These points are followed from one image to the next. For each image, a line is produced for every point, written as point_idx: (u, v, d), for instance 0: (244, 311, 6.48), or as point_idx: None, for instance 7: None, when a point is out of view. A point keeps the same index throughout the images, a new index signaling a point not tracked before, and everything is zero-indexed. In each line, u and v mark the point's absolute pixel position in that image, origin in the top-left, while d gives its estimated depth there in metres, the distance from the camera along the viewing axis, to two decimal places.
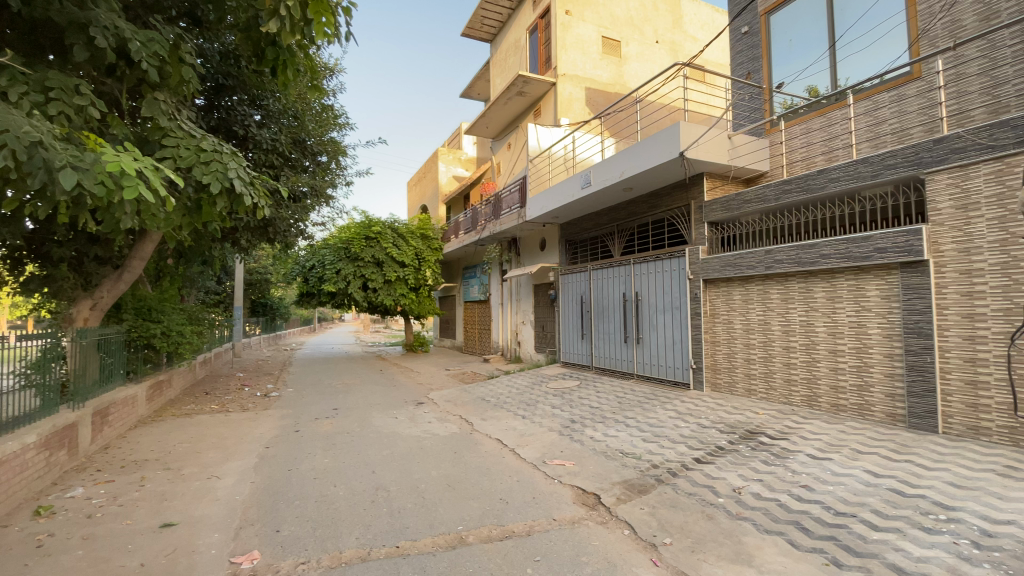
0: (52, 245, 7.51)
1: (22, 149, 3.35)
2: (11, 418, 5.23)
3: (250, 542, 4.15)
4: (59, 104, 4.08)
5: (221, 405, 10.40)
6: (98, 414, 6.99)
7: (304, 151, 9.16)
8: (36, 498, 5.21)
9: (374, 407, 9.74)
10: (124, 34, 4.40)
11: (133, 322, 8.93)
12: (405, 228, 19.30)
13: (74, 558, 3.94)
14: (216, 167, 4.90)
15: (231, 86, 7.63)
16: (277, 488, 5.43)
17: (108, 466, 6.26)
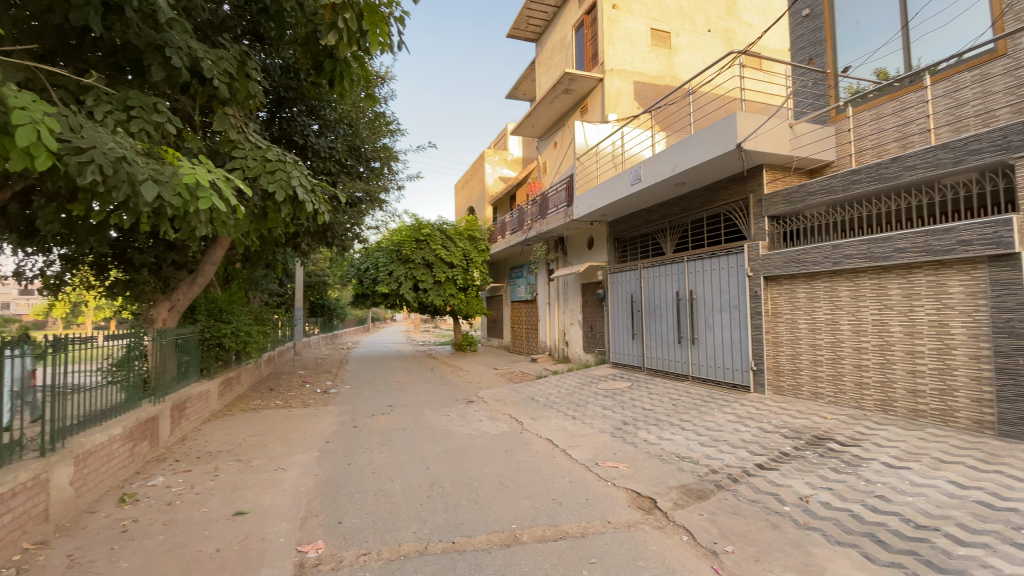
0: (135, 252, 8.20)
1: (109, 164, 3.65)
2: (98, 412, 5.72)
3: (314, 532, 4.35)
4: (140, 121, 4.43)
5: (285, 400, 10.98)
6: (176, 408, 7.55)
7: (359, 157, 9.51)
8: (121, 486, 5.70)
9: (427, 405, 9.96)
10: (196, 54, 4.71)
11: (206, 323, 9.61)
12: (453, 229, 19.65)
13: (156, 542, 4.27)
14: (280, 176, 5.19)
15: (291, 98, 8.04)
16: (339, 481, 5.67)
17: (186, 457, 6.75)
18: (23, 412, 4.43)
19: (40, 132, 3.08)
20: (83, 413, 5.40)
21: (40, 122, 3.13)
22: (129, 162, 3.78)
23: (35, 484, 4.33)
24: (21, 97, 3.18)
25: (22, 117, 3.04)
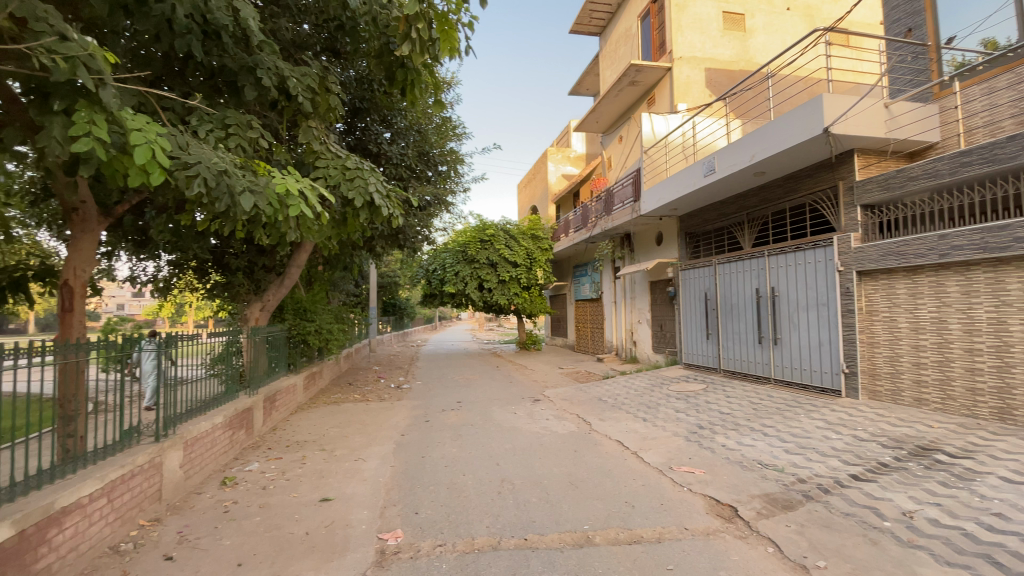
0: (231, 257, 9.03)
1: (212, 177, 4.03)
2: (202, 402, 6.34)
3: (393, 521, 4.56)
4: (237, 137, 4.85)
5: (362, 394, 11.61)
6: (267, 399, 8.20)
7: (428, 162, 9.83)
8: (222, 469, 6.29)
9: (495, 402, 10.13)
10: (283, 72, 5.08)
11: (293, 322, 10.38)
12: (517, 229, 19.81)
13: (254, 523, 4.67)
14: (358, 183, 5.52)
15: (366, 109, 8.49)
16: (414, 473, 5.90)
17: (276, 445, 7.33)
18: (141, 402, 5.01)
19: (155, 151, 3.46)
20: (189, 403, 6.01)
21: (155, 143, 3.52)
22: (229, 176, 4.16)
23: (151, 466, 4.88)
24: (140, 121, 3.58)
25: (141, 139, 3.42)
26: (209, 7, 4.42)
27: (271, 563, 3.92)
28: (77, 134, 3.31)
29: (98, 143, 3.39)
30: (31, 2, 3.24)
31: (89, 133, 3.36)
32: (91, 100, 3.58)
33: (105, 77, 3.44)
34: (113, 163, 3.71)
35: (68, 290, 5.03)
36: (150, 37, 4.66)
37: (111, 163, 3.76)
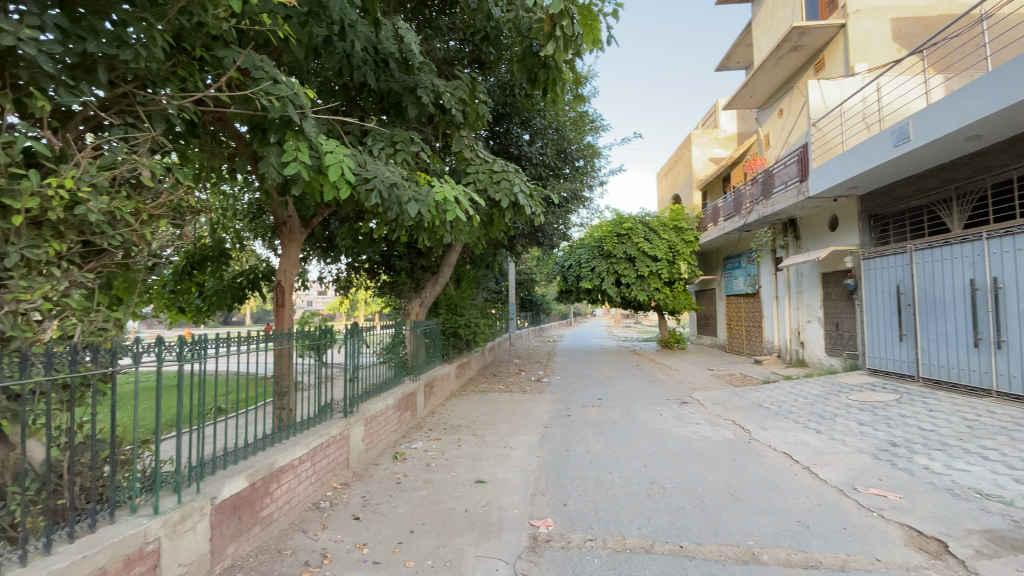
0: (396, 259, 10.20)
1: (385, 189, 4.57)
2: (377, 385, 7.28)
3: (543, 509, 4.71)
4: (403, 151, 5.44)
5: (507, 386, 12.20)
6: (427, 385, 9.11)
7: (566, 159, 9.93)
8: (394, 445, 7.16)
9: (638, 401, 9.84)
10: (439, 89, 5.55)
11: (446, 316, 11.35)
12: (657, 221, 18.97)
13: (421, 496, 5.23)
14: (505, 185, 5.83)
15: (508, 113, 8.87)
16: (561, 465, 6.03)
17: (436, 427, 8.11)
18: (332, 383, 5.93)
19: (343, 168, 4.05)
20: (368, 386, 6.95)
21: (342, 161, 4.12)
22: (397, 187, 4.69)
23: (341, 437, 5.76)
24: (331, 144, 4.23)
25: (333, 159, 4.04)
26: (379, 39, 5.02)
27: (436, 534, 4.34)
28: (288, 159, 4.03)
29: (302, 166, 4.09)
30: (252, 55, 3.99)
31: (296, 158, 4.07)
32: (296, 131, 4.33)
33: (306, 110, 4.13)
34: (312, 182, 4.44)
35: (281, 288, 6.15)
36: (334, 73, 5.45)
37: (310, 183, 4.51)
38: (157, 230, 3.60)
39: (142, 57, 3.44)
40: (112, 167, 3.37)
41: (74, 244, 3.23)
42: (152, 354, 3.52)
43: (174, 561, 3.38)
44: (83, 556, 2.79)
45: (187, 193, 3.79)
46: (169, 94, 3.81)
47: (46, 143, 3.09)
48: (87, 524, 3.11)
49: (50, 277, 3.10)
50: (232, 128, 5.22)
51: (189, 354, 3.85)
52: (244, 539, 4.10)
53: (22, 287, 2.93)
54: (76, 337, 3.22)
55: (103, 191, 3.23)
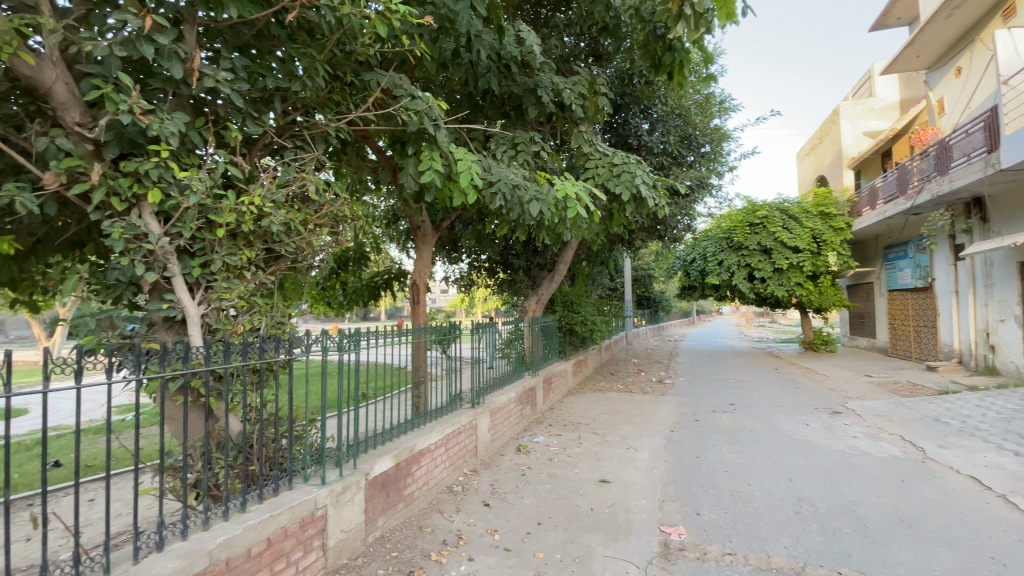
0: (514, 257, 10.49)
1: (509, 191, 4.71)
2: (500, 378, 7.58)
3: (673, 517, 4.53)
4: (524, 152, 5.56)
5: (627, 386, 11.89)
6: (546, 381, 9.26)
7: (692, 146, 9.37)
8: (517, 438, 7.41)
9: (777, 409, 8.93)
10: (559, 87, 5.59)
11: (563, 313, 11.38)
12: (796, 208, 17.03)
13: (546, 489, 5.35)
14: (626, 177, 5.67)
15: (626, 104, 8.67)
16: (690, 471, 5.73)
17: (556, 423, 8.21)
18: (461, 374, 6.31)
19: (472, 174, 4.30)
20: (492, 379, 7.26)
21: (471, 167, 4.37)
22: (520, 188, 4.80)
23: (470, 426, 6.11)
24: (461, 151, 4.51)
25: (463, 166, 4.30)
26: (502, 45, 5.20)
27: (564, 528, 4.41)
28: (424, 169, 4.39)
29: (436, 174, 4.42)
30: (393, 75, 4.38)
31: (430, 167, 4.42)
32: (430, 142, 4.67)
33: (440, 121, 4.43)
34: (444, 189, 4.78)
35: (416, 287, 6.71)
36: (460, 82, 5.77)
37: (442, 189, 4.84)
38: (320, 238, 4.14)
39: (308, 86, 3.96)
40: (287, 186, 3.96)
41: (260, 251, 3.83)
42: (319, 344, 4.08)
43: (336, 527, 3.89)
44: (269, 515, 3.35)
45: (342, 204, 4.30)
46: (327, 118, 4.35)
47: (238, 168, 3.72)
48: (272, 488, 3.71)
49: (243, 279, 3.73)
50: (374, 143, 5.78)
51: (346, 345, 4.38)
52: (391, 514, 4.57)
53: (224, 287, 3.58)
54: (261, 329, 3.85)
55: (280, 206, 3.80)
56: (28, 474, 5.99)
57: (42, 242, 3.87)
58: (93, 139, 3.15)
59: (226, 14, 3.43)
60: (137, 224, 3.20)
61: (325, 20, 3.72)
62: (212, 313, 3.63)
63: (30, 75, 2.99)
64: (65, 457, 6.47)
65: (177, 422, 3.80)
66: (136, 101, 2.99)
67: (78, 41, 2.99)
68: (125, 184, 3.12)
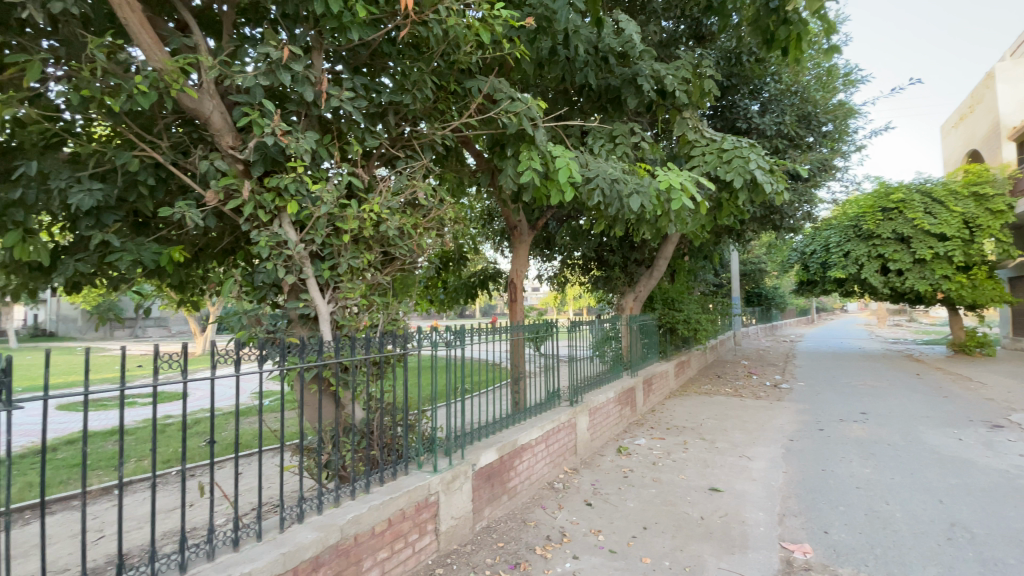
0: (610, 253, 10.26)
1: (607, 185, 4.51)
2: (599, 377, 7.47)
3: (796, 534, 4.20)
4: (624, 145, 5.42)
5: (736, 389, 11.13)
6: (646, 382, 8.97)
7: (811, 125, 8.51)
8: (617, 439, 7.30)
9: (921, 419, 7.83)
10: (660, 73, 5.37)
11: (663, 311, 10.96)
12: (942, 188, 14.73)
13: (650, 494, 5.25)
14: (738, 163, 5.34)
15: (735, 85, 8.10)
16: (813, 485, 5.27)
17: (659, 426, 7.94)
18: (559, 371, 6.33)
19: (571, 170, 4.29)
20: (592, 376, 7.19)
21: (569, 164, 4.37)
22: (619, 181, 4.63)
23: (569, 424, 6.12)
24: (559, 150, 4.53)
25: (561, 163, 4.31)
26: (600, 37, 5.11)
27: (671, 536, 4.31)
28: (523, 169, 4.47)
29: (534, 173, 4.49)
30: (494, 79, 4.51)
31: (529, 167, 4.48)
32: (528, 142, 4.71)
33: (539, 121, 4.50)
34: (543, 187, 4.83)
35: (514, 286, 6.84)
36: (557, 79, 5.77)
37: (541, 188, 4.90)
38: (429, 240, 4.41)
39: (417, 98, 4.23)
40: (399, 193, 4.26)
41: (377, 254, 4.17)
42: (431, 340, 4.35)
43: (448, 513, 4.13)
44: (390, 497, 3.65)
45: (449, 208, 4.54)
46: (433, 126, 4.61)
47: (358, 178, 4.08)
48: (390, 472, 4.04)
49: (363, 280, 4.08)
50: (473, 148, 6.00)
51: (455, 340, 4.62)
52: (497, 505, 4.75)
53: (349, 287, 3.95)
54: (378, 326, 4.19)
55: (395, 212, 4.12)
56: (194, 447, 7.07)
57: (203, 250, 4.49)
58: (242, 160, 3.62)
59: (348, 38, 3.76)
60: (278, 233, 3.65)
61: (433, 33, 3.93)
62: (338, 311, 4.01)
63: (193, 107, 3.46)
64: (220, 435, 7.54)
65: (312, 409, 4.27)
66: (277, 123, 3.39)
67: (229, 74, 3.43)
68: (268, 199, 3.56)
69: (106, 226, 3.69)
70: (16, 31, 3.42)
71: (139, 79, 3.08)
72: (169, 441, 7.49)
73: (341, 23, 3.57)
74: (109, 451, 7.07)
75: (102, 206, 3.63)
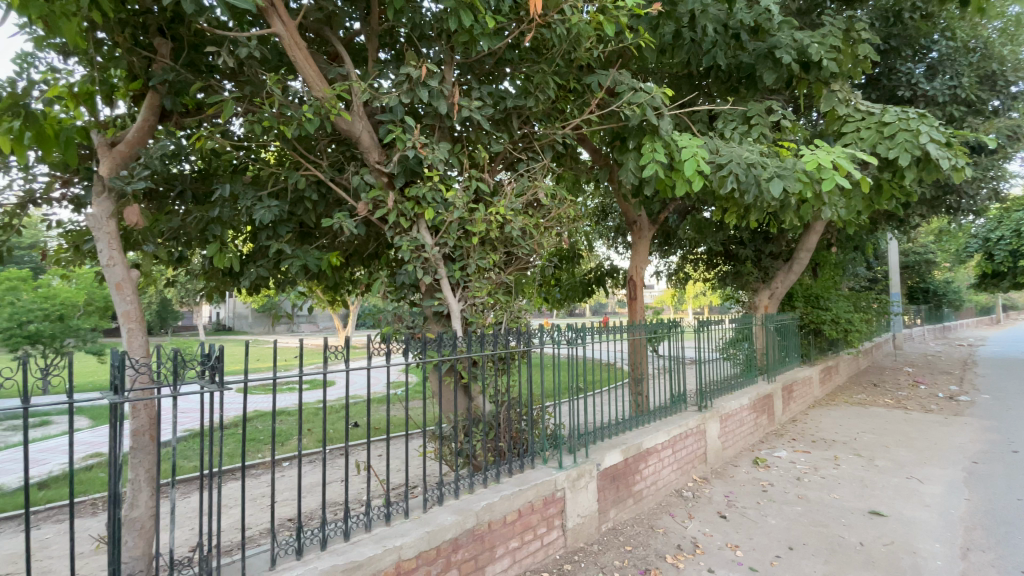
0: (740, 246, 9.48)
1: (744, 171, 4.17)
2: (730, 380, 6.95)
3: (986, 572, 3.67)
4: (760, 126, 4.97)
5: (897, 400, 9.67)
6: (786, 389, 8.16)
7: (997, 86, 7.12)
8: (752, 450, 6.76)
9: None
10: (804, 42, 4.83)
11: (805, 309, 9.90)
12: None
13: (796, 512, 4.81)
14: (904, 139, 4.65)
15: (894, 47, 7.05)
16: (1008, 517, 4.46)
17: (802, 438, 7.19)
18: (685, 372, 6.02)
19: (699, 160, 4.04)
20: (722, 379, 6.72)
21: (698, 153, 4.12)
22: (757, 166, 4.26)
23: (699, 430, 5.79)
24: (686, 139, 4.29)
25: (689, 153, 4.08)
26: (731, 14, 4.75)
27: (824, 560, 3.94)
28: (645, 162, 4.30)
29: (658, 166, 4.30)
30: (615, 72, 4.43)
31: (653, 159, 4.30)
32: (652, 132, 4.52)
33: (664, 110, 4.30)
34: (668, 179, 4.62)
35: (634, 283, 6.64)
36: (681, 64, 5.49)
37: (666, 180, 4.70)
38: (553, 239, 4.48)
39: (540, 100, 4.34)
40: (523, 194, 4.39)
41: (502, 254, 4.33)
42: (557, 338, 4.43)
43: (575, 511, 4.15)
44: (520, 489, 3.77)
45: (571, 206, 4.57)
46: (555, 126, 4.66)
47: (485, 182, 4.28)
48: (517, 465, 4.17)
49: (489, 280, 4.25)
50: (592, 144, 5.95)
51: (580, 339, 4.64)
52: (623, 507, 4.65)
53: (478, 286, 4.16)
54: (503, 323, 4.34)
55: (519, 213, 4.25)
56: (341, 429, 7.96)
57: (353, 255, 5.04)
58: (386, 173, 4.02)
59: (477, 49, 3.97)
60: (417, 238, 3.96)
61: (557, 34, 3.99)
62: (467, 308, 4.22)
63: (347, 129, 3.93)
64: (362, 419, 8.39)
65: (447, 402, 4.56)
66: (417, 138, 3.75)
67: (376, 96, 3.82)
68: (409, 207, 3.90)
69: (280, 236, 4.32)
70: (212, 76, 4.13)
71: (307, 109, 3.56)
72: (321, 423, 8.53)
73: (472, 36, 3.79)
74: (277, 428, 8.26)
75: (277, 220, 4.24)
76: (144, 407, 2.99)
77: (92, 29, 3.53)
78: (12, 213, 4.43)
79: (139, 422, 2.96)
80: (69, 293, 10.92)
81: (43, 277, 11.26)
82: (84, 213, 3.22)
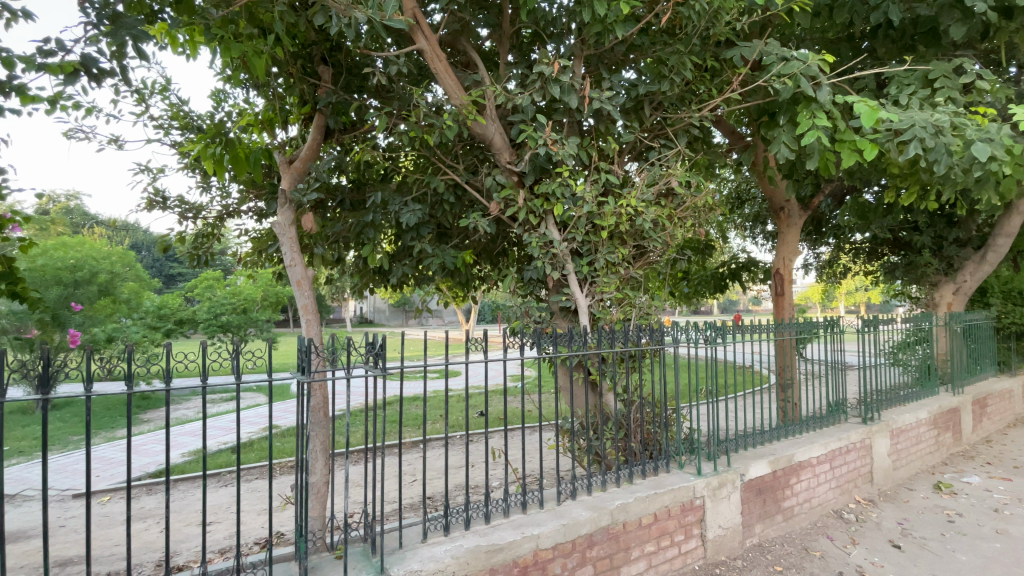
0: (913, 232, 8.05)
1: (928, 140, 3.50)
2: (901, 389, 5.96)
3: None
4: (946, 89, 4.15)
5: None
6: (977, 402, 6.78)
7: None
8: (931, 472, 5.73)
9: None
10: None
11: (1004, 308, 8.15)
12: None
13: (994, 550, 4.00)
14: None
15: None
16: None
17: (1000, 463, 5.94)
18: (844, 377, 5.28)
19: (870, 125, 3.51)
20: (890, 386, 5.78)
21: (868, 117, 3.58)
22: (946, 133, 3.57)
23: (863, 445, 5.04)
24: (852, 104, 3.74)
25: (859, 115, 3.55)
26: None
27: None
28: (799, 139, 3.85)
29: (814, 143, 3.82)
30: (760, 43, 4.01)
31: (811, 130, 3.82)
32: (806, 106, 4.03)
33: (821, 79, 3.81)
34: (827, 155, 4.11)
35: (779, 277, 6.01)
36: (839, 25, 4.82)
37: (822, 158, 4.19)
38: (687, 230, 4.24)
39: (675, 83, 4.13)
40: (654, 184, 4.20)
41: (631, 248, 4.20)
42: (691, 337, 4.16)
43: (714, 520, 3.88)
44: (655, 492, 3.62)
45: (705, 195, 4.28)
46: (689, 110, 4.37)
47: (614, 174, 4.18)
48: (651, 467, 4.01)
49: (618, 274, 4.16)
50: (729, 126, 5.48)
51: (718, 338, 4.30)
52: (770, 523, 4.25)
53: (605, 281, 4.07)
54: (632, 320, 4.20)
55: (650, 205, 4.10)
56: (472, 417, 8.43)
57: (485, 253, 5.25)
58: (517, 172, 4.13)
59: (606, 38, 3.88)
60: (546, 235, 4.02)
61: (693, 13, 3.75)
62: (595, 304, 4.17)
63: (482, 132, 4.11)
64: (492, 410, 8.79)
65: (576, 398, 4.54)
66: (548, 136, 3.78)
67: (509, 98, 3.93)
68: (538, 204, 3.98)
69: (422, 237, 4.66)
70: (362, 95, 4.59)
71: (447, 117, 3.79)
72: (454, 410, 9.13)
73: (604, 25, 3.75)
74: (418, 413, 9.03)
75: (420, 221, 4.59)
76: (318, 387, 3.44)
77: (272, 64, 4.15)
78: (213, 226, 5.45)
79: (316, 400, 3.41)
80: (250, 290, 13.03)
81: (232, 277, 13.52)
82: (271, 221, 3.76)
